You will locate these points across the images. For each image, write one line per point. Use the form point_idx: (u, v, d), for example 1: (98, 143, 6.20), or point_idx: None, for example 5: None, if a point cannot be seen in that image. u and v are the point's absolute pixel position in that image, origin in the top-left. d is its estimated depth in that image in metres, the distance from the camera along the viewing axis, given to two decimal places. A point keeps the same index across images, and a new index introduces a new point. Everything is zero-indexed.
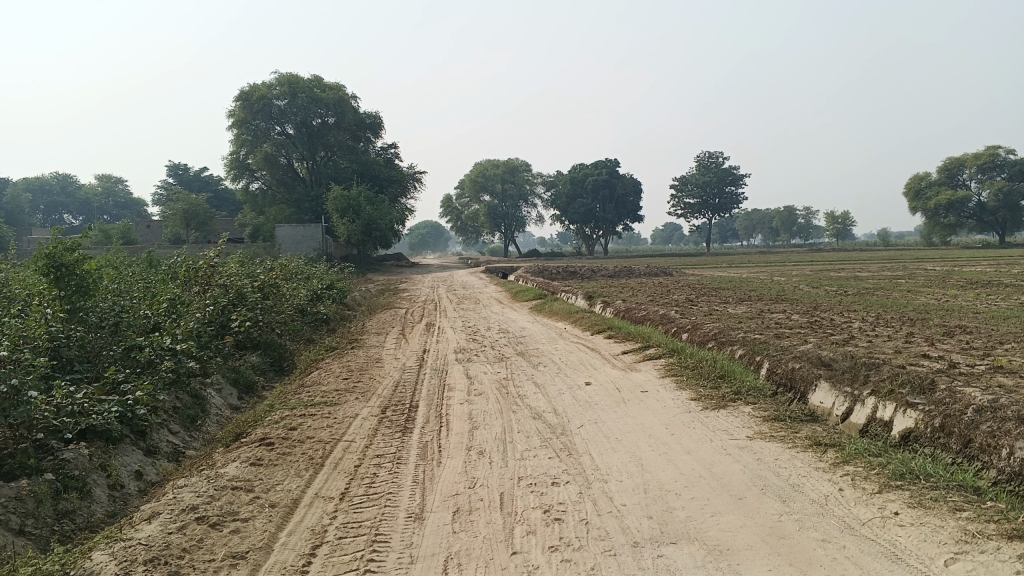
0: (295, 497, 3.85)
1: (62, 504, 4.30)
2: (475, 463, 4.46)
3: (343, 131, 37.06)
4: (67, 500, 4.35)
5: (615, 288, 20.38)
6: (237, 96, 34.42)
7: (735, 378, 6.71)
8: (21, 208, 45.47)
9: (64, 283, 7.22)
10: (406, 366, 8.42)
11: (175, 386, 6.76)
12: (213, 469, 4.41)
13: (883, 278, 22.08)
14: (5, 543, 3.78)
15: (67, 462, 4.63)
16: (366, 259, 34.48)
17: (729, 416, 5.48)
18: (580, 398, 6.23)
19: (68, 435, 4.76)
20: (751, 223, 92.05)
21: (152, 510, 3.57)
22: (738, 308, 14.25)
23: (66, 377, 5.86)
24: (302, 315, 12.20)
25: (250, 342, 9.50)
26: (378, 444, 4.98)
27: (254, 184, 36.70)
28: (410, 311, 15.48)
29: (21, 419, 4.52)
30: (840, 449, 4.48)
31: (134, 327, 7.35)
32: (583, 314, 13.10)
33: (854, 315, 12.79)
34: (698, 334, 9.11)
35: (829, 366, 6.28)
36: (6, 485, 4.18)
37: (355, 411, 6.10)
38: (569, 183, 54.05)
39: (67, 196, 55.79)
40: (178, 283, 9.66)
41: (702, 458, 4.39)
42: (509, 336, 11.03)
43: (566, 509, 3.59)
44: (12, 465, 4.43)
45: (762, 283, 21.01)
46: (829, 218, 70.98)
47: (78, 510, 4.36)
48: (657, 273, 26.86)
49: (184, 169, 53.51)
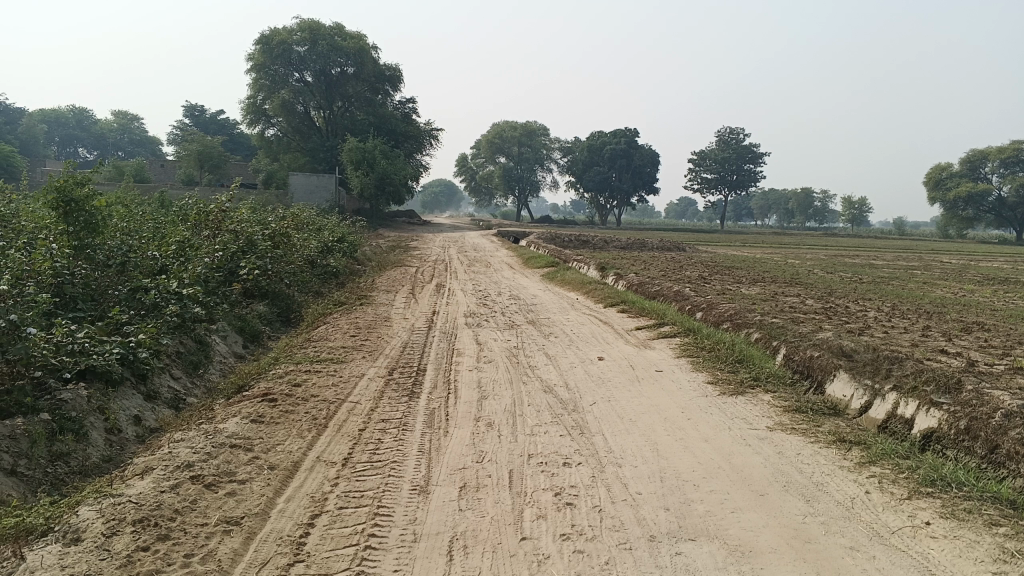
0: (295, 460, 3.69)
1: (57, 446, 4.15)
2: (483, 435, 4.28)
3: (363, 83, 36.49)
4: (62, 441, 4.21)
5: (627, 259, 20.10)
6: (258, 40, 34.00)
7: (754, 364, 6.50)
8: (36, 138, 45.28)
9: (73, 219, 7.00)
10: (415, 327, 8.23)
11: (180, 330, 6.60)
12: (211, 423, 4.24)
13: (898, 268, 21.70)
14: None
15: (65, 403, 4.47)
16: (377, 214, 34.22)
17: (747, 404, 5.29)
18: (593, 374, 6.05)
19: (67, 375, 4.61)
20: (767, 203, 90.93)
21: (145, 464, 3.40)
22: (752, 288, 14.00)
23: (68, 316, 5.69)
24: (311, 267, 11.99)
25: (258, 291, 9.33)
26: (384, 408, 4.81)
27: (270, 130, 36.38)
28: (420, 270, 15.28)
29: (18, 356, 4.37)
30: (865, 448, 4.27)
31: (141, 269, 7.16)
32: (594, 284, 12.88)
33: (868, 304, 12.51)
34: (713, 314, 8.88)
35: (850, 357, 6.06)
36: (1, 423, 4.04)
37: (360, 370, 5.94)
38: (586, 151, 53.59)
39: (82, 130, 55.48)
40: (188, 227, 9.47)
41: (720, 447, 4.21)
42: (519, 302, 10.85)
43: (578, 494, 3.41)
44: (7, 403, 4.27)
45: (776, 265, 20.74)
46: (846, 202, 70.26)
47: (73, 452, 4.23)
48: (669, 247, 26.55)
49: (201, 111, 53.09)
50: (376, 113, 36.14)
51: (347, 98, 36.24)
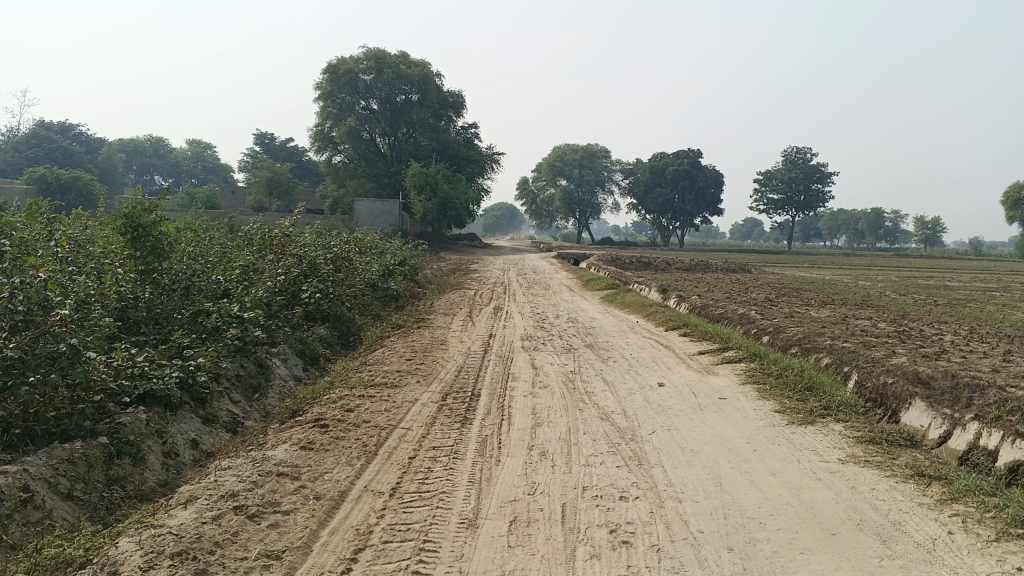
0: (342, 489, 3.59)
1: (113, 470, 4.14)
2: (537, 465, 4.13)
3: (426, 109, 36.98)
4: (119, 465, 4.20)
5: (690, 281, 19.75)
6: (325, 69, 34.79)
7: (823, 391, 6.18)
8: (115, 167, 47.07)
9: (140, 244, 7.11)
10: (472, 351, 8.13)
11: (240, 353, 6.62)
12: (261, 450, 4.18)
13: (975, 289, 20.81)
14: (51, 505, 3.64)
15: (123, 427, 4.47)
16: (439, 237, 34.49)
17: (817, 434, 5.01)
18: (653, 401, 5.83)
19: (126, 399, 4.63)
20: (836, 222, 88.65)
21: (191, 493, 3.35)
22: (820, 311, 13.56)
23: (130, 339, 5.75)
24: (372, 290, 12.03)
25: (319, 314, 9.37)
26: (436, 435, 4.70)
27: (337, 157, 37.12)
28: (480, 292, 15.25)
29: (79, 380, 4.39)
30: (947, 483, 3.96)
31: (205, 293, 7.24)
32: (656, 307, 12.62)
33: (945, 327, 11.95)
34: (780, 338, 8.56)
35: (926, 384, 5.71)
36: (59, 446, 4.04)
37: (414, 395, 5.84)
38: (648, 172, 53.25)
39: (158, 158, 57.47)
40: (252, 251, 9.60)
41: (788, 482, 3.97)
42: (579, 325, 10.70)
43: (634, 531, 3.23)
44: (68, 425, 4.29)
45: (846, 287, 20.11)
46: (918, 222, 68.11)
47: (130, 476, 4.21)
48: (734, 269, 26.03)
49: (271, 138, 54.52)
50: (439, 139, 36.52)
51: (411, 124, 36.75)
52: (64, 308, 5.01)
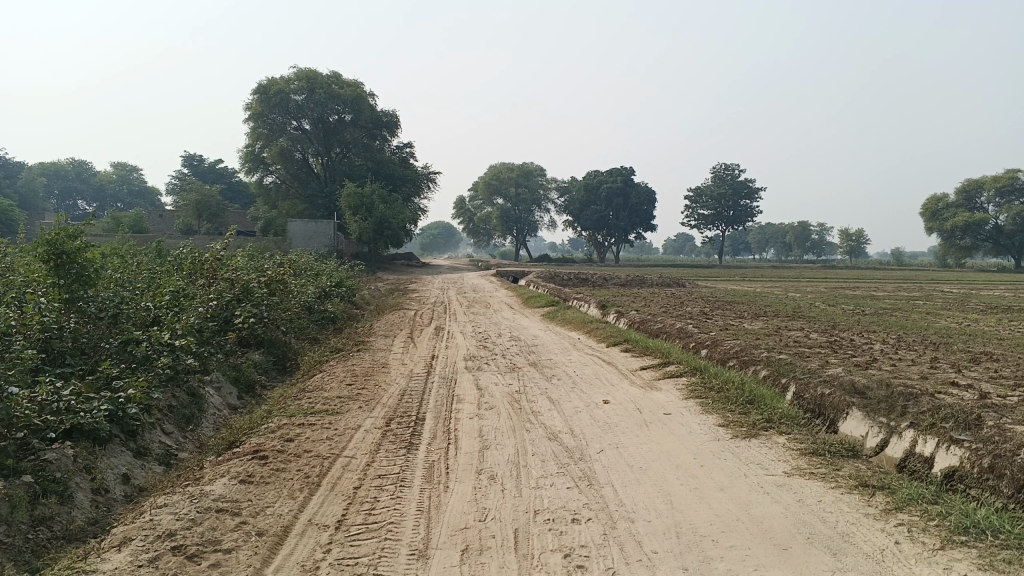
0: (286, 524, 3.46)
1: (39, 510, 3.91)
2: (486, 490, 4.06)
3: (360, 129, 36.71)
4: (45, 505, 3.97)
5: (627, 297, 19.94)
6: (255, 89, 34.23)
7: (764, 403, 6.26)
8: (35, 192, 45.41)
9: (64, 271, 6.79)
10: (414, 373, 8.02)
11: (172, 382, 6.38)
12: (198, 485, 4.01)
13: (900, 299, 21.52)
14: None
15: (49, 464, 4.24)
16: (376, 258, 34.14)
17: (761, 447, 5.06)
18: (599, 419, 5.81)
19: (52, 434, 4.39)
20: (765, 236, 90.96)
21: (124, 534, 3.17)
22: (755, 323, 13.81)
23: (54, 372, 5.48)
24: (308, 313, 11.79)
25: (253, 340, 9.12)
26: (381, 462, 4.59)
27: (268, 178, 36.50)
28: (419, 312, 15.10)
29: (0, 417, 4.15)
30: (890, 493, 4.03)
31: (134, 321, 6.96)
32: (596, 323, 12.68)
33: (873, 336, 12.30)
34: (718, 351, 8.67)
35: (862, 394, 5.84)
36: None
37: (357, 421, 5.71)
38: (583, 190, 53.81)
39: (81, 182, 55.65)
40: (182, 276, 9.31)
41: (737, 497, 3.98)
42: (520, 344, 10.66)
43: (589, 554, 3.19)
44: None
45: (778, 299, 20.56)
46: (842, 234, 70.33)
47: (56, 516, 3.99)
48: (669, 283, 26.40)
49: (200, 160, 53.38)
50: (373, 158, 36.26)
51: (345, 144, 36.41)
52: None
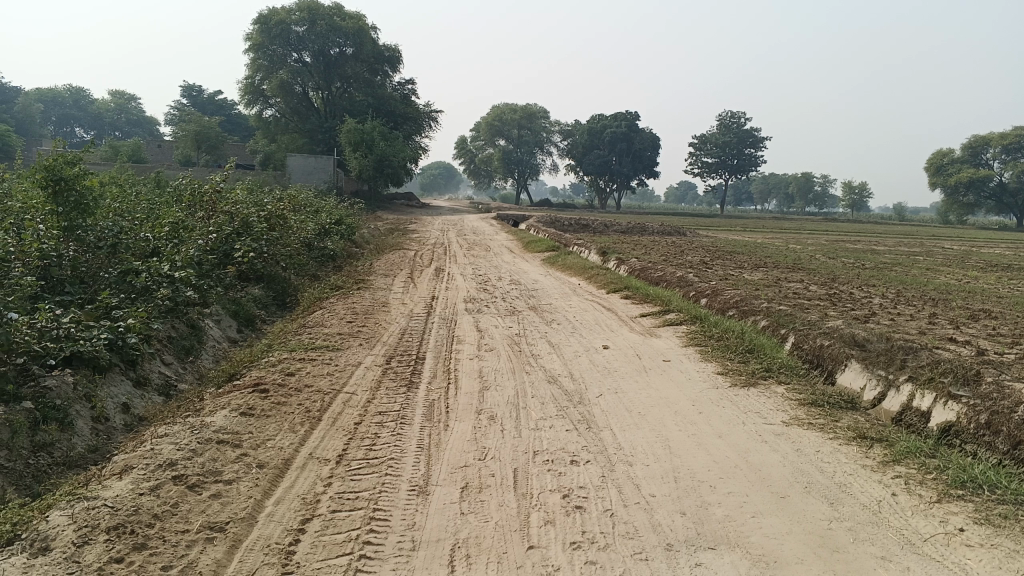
0: (286, 457, 3.46)
1: (40, 437, 3.93)
2: (486, 429, 4.07)
3: (361, 64, 36.09)
4: (45, 431, 3.98)
5: (627, 243, 19.85)
6: (255, 19, 33.48)
7: (764, 353, 6.26)
8: (32, 117, 44.78)
9: (62, 199, 6.71)
10: (413, 313, 8.01)
11: (172, 314, 6.35)
12: (198, 416, 4.01)
13: (900, 254, 21.47)
14: None
15: (49, 391, 4.24)
16: (376, 196, 33.90)
17: (760, 396, 5.07)
18: (599, 364, 5.81)
19: (52, 362, 4.38)
20: (767, 187, 90.37)
21: (125, 462, 3.18)
22: (755, 274, 13.77)
23: (53, 300, 5.45)
24: (308, 250, 11.72)
25: (253, 274, 9.09)
26: (381, 399, 4.59)
27: (268, 111, 36.02)
28: (419, 253, 15.04)
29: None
30: (888, 445, 4.05)
31: (133, 251, 6.91)
32: (596, 269, 12.64)
33: (873, 290, 12.28)
34: (718, 301, 8.65)
35: (862, 347, 5.84)
36: None
37: (356, 358, 5.71)
38: (586, 134, 53.21)
39: (78, 109, 54.89)
40: (182, 208, 9.22)
41: (736, 444, 4.00)
42: (520, 287, 10.63)
43: (587, 496, 3.20)
44: None
45: (778, 250, 20.50)
46: (845, 187, 69.85)
47: (57, 442, 4.01)
48: (670, 231, 26.27)
49: (199, 91, 52.60)
50: (375, 95, 35.73)
51: (346, 79, 35.81)
52: None
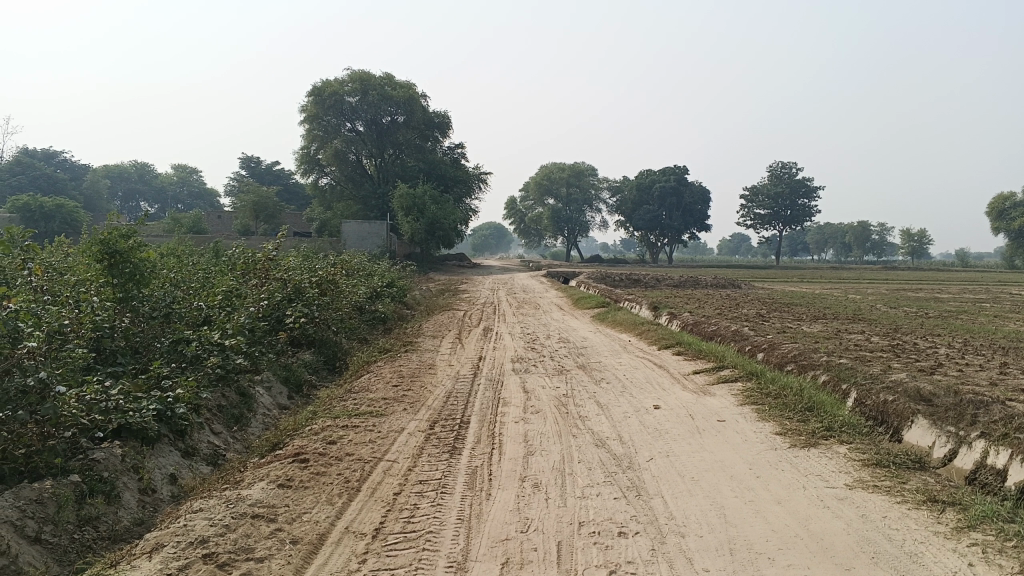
0: (322, 532, 3.36)
1: (86, 509, 3.86)
2: (529, 498, 3.91)
3: (412, 131, 36.88)
4: (92, 504, 3.92)
5: (680, 298, 19.56)
6: (310, 91, 34.70)
7: (824, 411, 5.98)
8: (100, 193, 46.64)
9: (118, 270, 6.74)
10: (461, 375, 7.92)
11: (221, 382, 6.35)
12: (237, 489, 3.95)
13: (965, 301, 20.73)
14: (16, 549, 3.36)
15: (97, 463, 4.20)
16: (427, 259, 34.24)
17: (821, 457, 4.81)
18: (649, 425, 5.61)
19: (100, 434, 4.36)
20: (822, 236, 88.94)
21: (157, 540, 3.11)
22: (813, 326, 13.38)
23: (105, 371, 5.48)
24: (359, 314, 11.77)
25: (303, 339, 9.13)
26: (423, 467, 4.47)
27: (323, 179, 36.92)
28: (469, 314, 15.01)
29: (48, 416, 4.13)
30: (962, 509, 3.76)
31: (185, 320, 6.98)
32: (648, 325, 12.42)
33: (938, 340, 11.80)
34: (775, 355, 8.37)
35: (929, 401, 5.53)
36: (27, 486, 3.76)
37: (401, 424, 5.61)
38: (635, 190, 53.27)
39: (144, 184, 57.08)
40: (235, 275, 9.36)
41: (795, 511, 3.76)
42: (570, 346, 10.49)
43: (636, 572, 3.02)
44: (37, 464, 4.03)
45: (836, 301, 19.97)
46: (904, 234, 68.27)
47: (103, 515, 3.93)
48: (724, 285, 25.87)
49: (257, 163, 54.29)
50: (426, 159, 36.38)
51: (398, 145, 36.59)
52: (34, 341, 4.75)
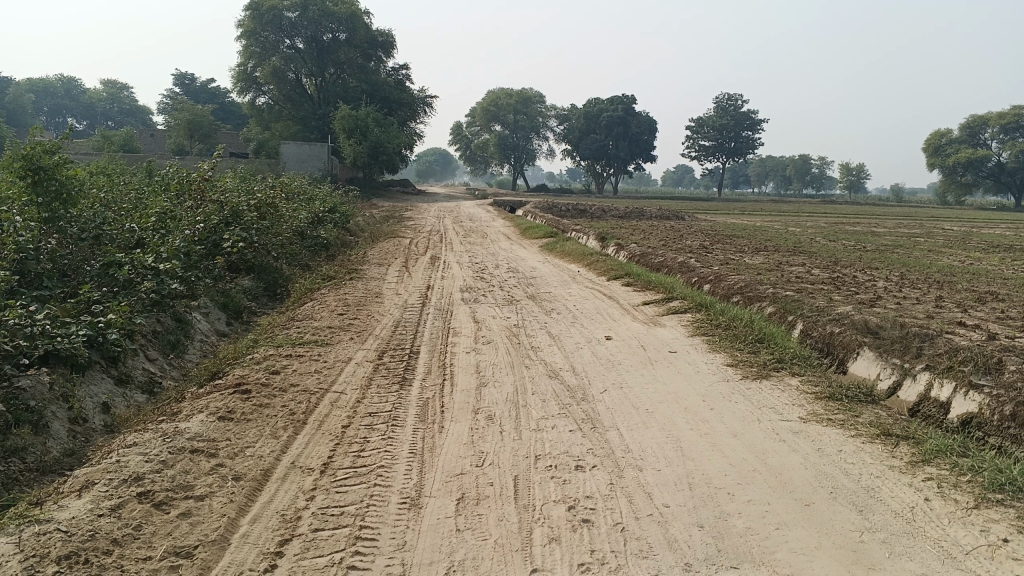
0: (266, 467, 3.19)
1: (11, 441, 3.59)
2: (483, 431, 3.79)
3: (355, 50, 35.55)
4: (17, 435, 3.64)
5: (626, 228, 19.48)
6: (247, 5, 33.01)
7: (773, 343, 5.97)
8: (24, 107, 44.31)
9: (42, 189, 6.30)
10: (407, 304, 7.72)
11: (157, 308, 6.03)
12: (173, 421, 3.73)
13: (901, 235, 21.13)
14: None
15: (22, 391, 3.90)
16: (371, 184, 33.51)
17: (773, 390, 4.80)
18: (602, 356, 5.54)
19: (25, 360, 4.03)
20: (765, 169, 89.91)
21: (86, 477, 2.90)
22: (756, 258, 13.45)
23: (29, 295, 5.12)
24: (300, 239, 11.40)
25: (242, 265, 8.80)
26: (372, 399, 4.31)
27: (261, 98, 35.57)
28: (415, 242, 14.69)
29: None
30: (915, 443, 3.76)
31: (117, 242, 6.57)
32: (595, 255, 12.33)
33: (876, 274, 11.98)
34: (722, 287, 8.36)
35: (875, 334, 5.55)
36: None
37: (347, 353, 5.43)
38: (582, 118, 52.74)
39: (71, 99, 54.30)
40: (170, 197, 8.90)
41: (752, 445, 3.72)
42: (518, 275, 10.35)
43: (595, 507, 2.93)
44: None
45: (778, 233, 20.17)
46: (843, 168, 69.32)
47: (30, 447, 3.66)
48: (668, 216, 25.90)
49: (192, 79, 51.99)
50: (369, 81, 35.28)
51: (339, 65, 35.31)
52: None
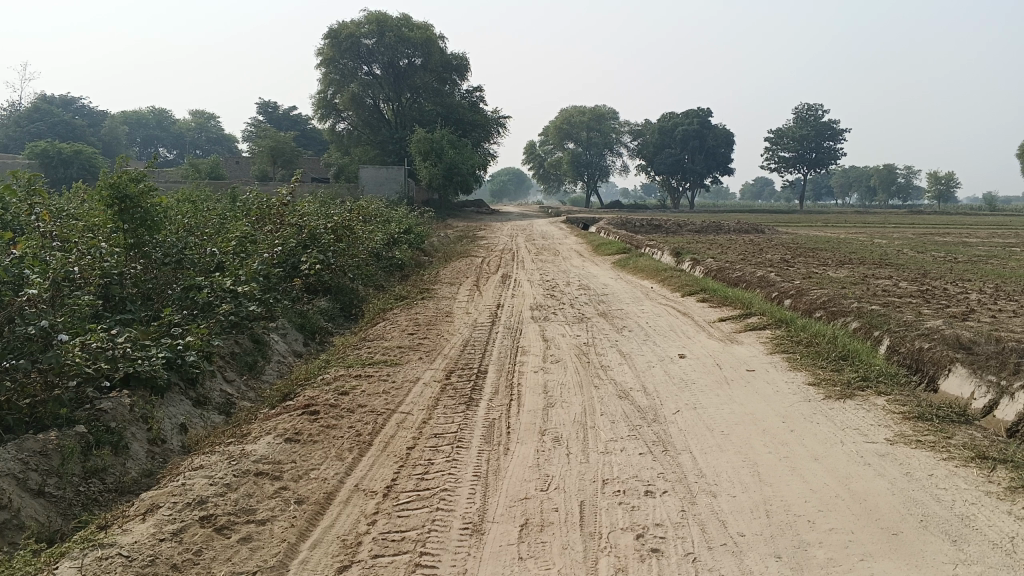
0: (329, 490, 3.17)
1: (92, 462, 3.66)
2: (550, 453, 3.69)
3: (430, 73, 36.13)
4: (98, 456, 3.71)
5: (704, 243, 19.11)
6: (326, 35, 34.03)
7: (857, 360, 5.69)
8: (118, 139, 46.50)
9: (128, 216, 6.32)
10: (478, 323, 7.69)
11: (235, 330, 6.14)
12: (241, 444, 3.75)
13: (996, 246, 20.11)
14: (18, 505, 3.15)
15: (104, 412, 3.99)
16: (446, 205, 33.88)
17: (858, 410, 4.55)
18: (675, 375, 5.37)
19: (107, 382, 4.13)
20: (848, 180, 87.34)
21: (153, 500, 2.92)
22: (839, 271, 12.99)
23: (114, 319, 5.27)
24: (376, 260, 11.55)
25: (319, 286, 8.93)
26: (439, 420, 4.26)
27: (340, 124, 36.46)
28: (488, 260, 14.73)
29: (53, 364, 3.86)
30: (1016, 467, 3.49)
31: (197, 267, 6.73)
32: (671, 271, 12.10)
33: (969, 285, 11.39)
34: (804, 301, 8.06)
35: (968, 349, 5.23)
36: (31, 438, 3.55)
37: (416, 373, 5.41)
38: (657, 133, 52.31)
39: (162, 130, 56.88)
40: (250, 221, 9.11)
41: (834, 468, 3.52)
42: (591, 293, 10.22)
43: (665, 536, 2.79)
44: (43, 414, 3.81)
45: (862, 245, 19.47)
46: (931, 176, 66.73)
47: (110, 468, 3.73)
48: (747, 230, 25.34)
49: (273, 107, 53.63)
50: (443, 103, 35.77)
51: (415, 89, 35.93)
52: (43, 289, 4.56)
